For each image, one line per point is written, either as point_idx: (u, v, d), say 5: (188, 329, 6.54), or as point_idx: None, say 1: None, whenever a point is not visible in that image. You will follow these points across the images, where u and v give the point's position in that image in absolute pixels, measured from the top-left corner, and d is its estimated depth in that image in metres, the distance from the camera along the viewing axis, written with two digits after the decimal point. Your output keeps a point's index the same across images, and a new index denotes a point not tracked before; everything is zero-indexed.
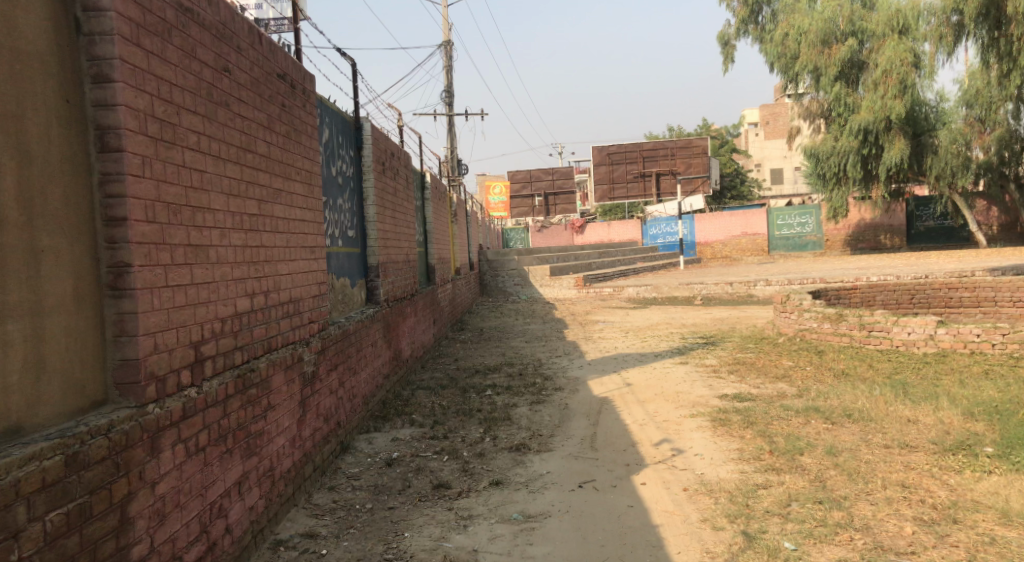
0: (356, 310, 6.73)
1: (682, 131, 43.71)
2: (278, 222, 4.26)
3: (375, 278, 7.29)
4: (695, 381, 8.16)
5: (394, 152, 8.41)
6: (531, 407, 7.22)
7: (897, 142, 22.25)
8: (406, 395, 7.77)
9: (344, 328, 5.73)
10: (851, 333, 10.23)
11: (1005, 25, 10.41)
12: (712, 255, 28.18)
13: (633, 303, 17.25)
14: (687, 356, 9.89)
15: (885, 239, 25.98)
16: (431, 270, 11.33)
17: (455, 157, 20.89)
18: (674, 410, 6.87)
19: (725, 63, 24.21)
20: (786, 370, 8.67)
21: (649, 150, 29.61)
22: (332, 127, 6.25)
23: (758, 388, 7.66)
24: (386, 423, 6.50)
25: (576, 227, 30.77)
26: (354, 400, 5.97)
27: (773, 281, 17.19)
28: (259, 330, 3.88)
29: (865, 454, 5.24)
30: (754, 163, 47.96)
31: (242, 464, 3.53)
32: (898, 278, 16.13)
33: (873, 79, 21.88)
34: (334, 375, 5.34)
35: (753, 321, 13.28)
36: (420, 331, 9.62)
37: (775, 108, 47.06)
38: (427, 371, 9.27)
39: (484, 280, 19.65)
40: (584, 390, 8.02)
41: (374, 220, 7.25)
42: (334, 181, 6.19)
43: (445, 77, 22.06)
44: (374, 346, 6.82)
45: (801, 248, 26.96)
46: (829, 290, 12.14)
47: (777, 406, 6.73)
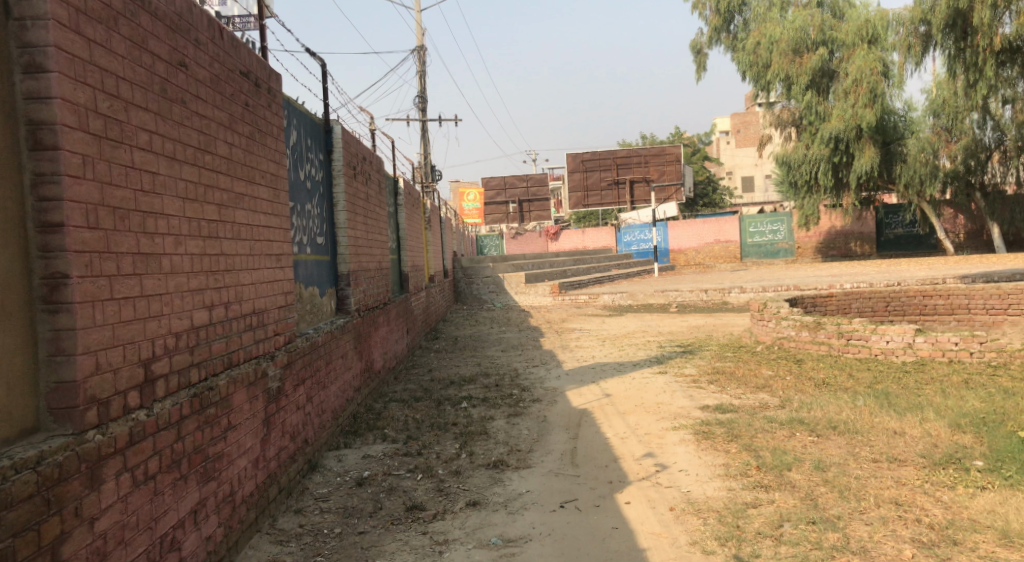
0: (326, 321, 6.45)
1: (654, 139, 43.82)
2: (241, 229, 4.00)
3: (346, 287, 7.02)
4: (675, 392, 7.98)
5: (366, 157, 8.16)
6: (509, 420, 6.98)
7: (868, 150, 22.16)
8: (378, 407, 7.50)
9: (312, 340, 5.47)
10: (829, 341, 10.11)
11: (971, 35, 10.30)
12: (685, 263, 28.16)
13: (608, 311, 17.08)
14: (666, 366, 9.71)
15: (856, 246, 26.11)
16: (404, 278, 11.07)
17: (428, 164, 20.64)
18: (655, 422, 6.67)
19: (697, 71, 24.27)
20: (766, 379, 8.52)
21: (623, 157, 29.60)
22: (300, 129, 6.00)
23: (740, 399, 7.48)
24: (358, 439, 6.24)
25: (550, 234, 30.63)
26: (323, 415, 5.70)
27: (747, 288, 17.12)
28: (218, 344, 3.61)
29: (853, 469, 5.07)
30: (725, 171, 48.20)
31: (199, 491, 3.26)
32: (871, 285, 16.13)
33: (844, 88, 22.00)
34: (300, 390, 5.07)
35: (729, 329, 13.16)
36: (393, 340, 9.37)
37: (746, 117, 47.38)
38: (400, 382, 9.01)
39: (458, 287, 19.40)
40: (563, 402, 7.80)
41: (345, 227, 6.99)
42: (302, 186, 5.93)
43: (418, 82, 21.85)
44: (344, 358, 6.55)
45: (773, 255, 27.02)
46: (805, 298, 12.04)
47: (760, 418, 6.55)
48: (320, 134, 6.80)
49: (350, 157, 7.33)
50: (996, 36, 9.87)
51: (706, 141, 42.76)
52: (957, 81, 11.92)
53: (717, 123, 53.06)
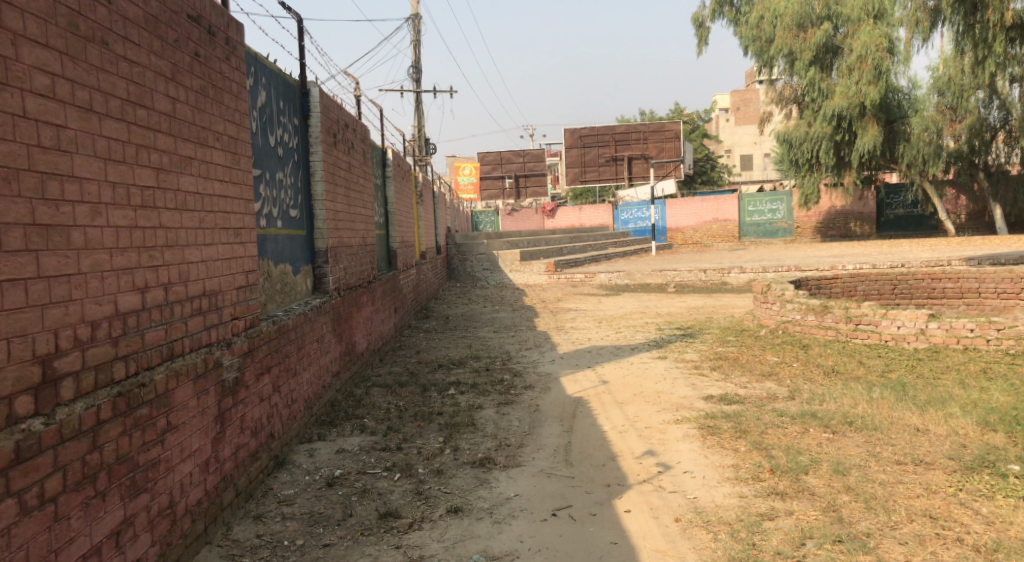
0: (299, 301, 5.93)
1: (653, 115, 43.10)
2: (189, 198, 3.47)
3: (324, 265, 6.48)
4: (676, 380, 7.48)
5: (349, 124, 7.60)
6: (499, 409, 6.47)
7: (870, 128, 21.60)
8: (359, 394, 7.00)
9: (280, 324, 4.96)
10: (837, 326, 9.58)
11: (981, 10, 9.70)
12: (683, 241, 27.62)
13: (604, 291, 16.58)
14: (666, 350, 9.21)
15: (855, 226, 25.61)
16: (392, 255, 10.53)
17: (422, 136, 20.00)
18: (656, 414, 6.17)
19: (698, 45, 23.58)
20: (772, 366, 8.02)
21: (622, 133, 28.99)
22: (269, 89, 5.45)
23: (746, 388, 6.98)
24: (334, 430, 5.74)
25: (546, 211, 30.06)
26: (293, 406, 5.21)
27: (747, 268, 16.60)
28: (154, 333, 3.10)
29: (876, 472, 4.54)
30: (723, 149, 47.51)
31: (124, 507, 2.81)
32: (874, 267, 15.61)
33: (848, 64, 21.34)
34: (265, 380, 4.58)
35: (730, 311, 12.66)
36: (379, 321, 8.85)
37: (746, 94, 46.77)
38: (385, 364, 8.50)
39: (452, 264, 18.85)
40: (556, 389, 7.30)
41: (323, 199, 6.44)
42: (270, 152, 5.40)
43: (412, 52, 21.16)
44: (319, 342, 6.04)
45: (772, 235, 26.53)
46: (810, 279, 11.52)
47: (768, 411, 6.04)
48: (296, 97, 6.26)
49: (330, 124, 6.78)
50: (1007, 11, 9.32)
51: (706, 118, 42.01)
52: (962, 57, 11.38)
53: (716, 100, 52.27)
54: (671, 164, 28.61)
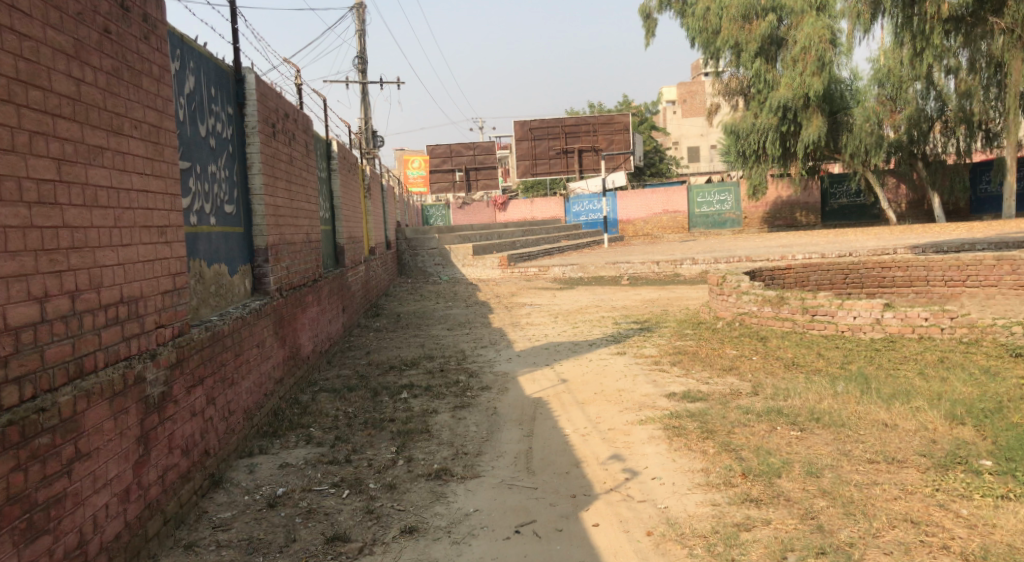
0: (237, 303, 5.53)
1: (602, 108, 43.10)
2: (100, 193, 3.14)
3: (264, 263, 6.07)
4: (636, 377, 7.24)
5: (289, 113, 7.18)
6: (455, 413, 6.15)
7: (815, 119, 21.76)
8: (306, 400, 6.62)
9: (213, 330, 4.56)
10: (793, 317, 9.45)
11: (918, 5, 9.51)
12: (634, 233, 27.57)
13: (557, 284, 16.35)
14: (624, 346, 8.98)
15: (801, 216, 25.85)
16: (339, 252, 10.10)
17: (370, 129, 19.51)
18: (619, 415, 5.92)
19: (646, 36, 23.53)
20: (732, 361, 7.84)
21: (571, 125, 28.81)
22: (199, 74, 5.03)
23: (709, 385, 6.77)
24: (277, 442, 5.37)
25: (497, 204, 29.74)
26: (231, 419, 4.83)
27: (699, 259, 16.51)
28: (57, 349, 2.81)
29: (849, 472, 4.30)
30: (671, 142, 47.75)
31: (19, 552, 2.53)
32: (824, 257, 15.65)
33: (792, 56, 21.43)
34: (197, 393, 4.20)
35: (685, 303, 12.51)
36: (326, 321, 8.44)
37: (692, 86, 47.15)
38: (333, 367, 8.11)
39: (402, 260, 18.40)
40: (514, 390, 6.99)
41: (261, 193, 6.03)
42: (201, 143, 5.01)
43: (357, 43, 20.64)
44: (260, 347, 5.64)
45: (721, 226, 26.64)
46: (764, 271, 11.41)
47: (733, 408, 5.82)
48: (230, 84, 5.84)
49: (268, 114, 6.36)
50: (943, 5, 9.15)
51: (653, 110, 42.12)
52: (895, 43, 11.08)
53: (663, 93, 52.52)
54: (620, 156, 28.53)
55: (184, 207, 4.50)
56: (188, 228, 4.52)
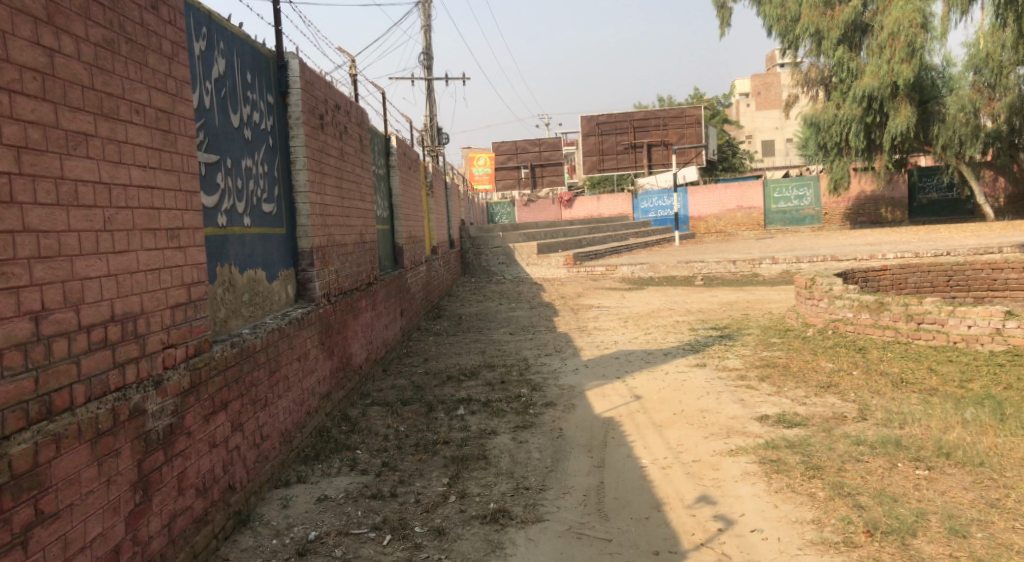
0: (276, 312, 4.96)
1: (672, 101, 41.83)
2: (80, 187, 2.61)
3: (308, 267, 5.49)
4: (721, 394, 6.46)
5: (340, 105, 6.62)
6: (515, 436, 5.48)
7: (903, 109, 20.31)
8: (355, 416, 6.04)
9: (240, 347, 3.97)
10: (895, 326, 8.49)
11: None
12: (706, 231, 26.49)
13: (626, 285, 15.55)
14: (704, 356, 8.18)
15: (886, 212, 24.30)
16: (398, 252, 9.56)
17: (434, 125, 19.01)
18: (703, 443, 5.17)
19: (720, 26, 22.44)
20: (830, 376, 6.98)
21: (641, 119, 27.88)
22: (230, 57, 4.49)
23: (806, 406, 5.95)
24: (318, 468, 4.78)
25: (563, 201, 28.96)
26: (263, 445, 4.25)
27: (780, 258, 15.44)
28: (13, 386, 2.31)
29: (1005, 532, 3.48)
30: (745, 135, 46.13)
31: None
32: (919, 257, 14.45)
33: (879, 42, 20.11)
34: (219, 421, 3.61)
35: (768, 308, 11.60)
36: (381, 327, 7.87)
37: (767, 77, 45.50)
38: (388, 377, 7.54)
39: (466, 259, 17.81)
40: (581, 407, 6.28)
41: (305, 190, 5.46)
42: (232, 134, 4.44)
43: (423, 38, 20.18)
44: (302, 361, 5.06)
45: (799, 222, 25.35)
46: (857, 271, 10.38)
47: (840, 437, 5.00)
48: (270, 71, 5.29)
49: (315, 104, 5.80)
50: None
51: (725, 102, 40.65)
52: (1005, 25, 10.04)
53: (737, 85, 50.91)
54: (692, 150, 27.43)
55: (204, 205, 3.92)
56: (210, 230, 3.95)
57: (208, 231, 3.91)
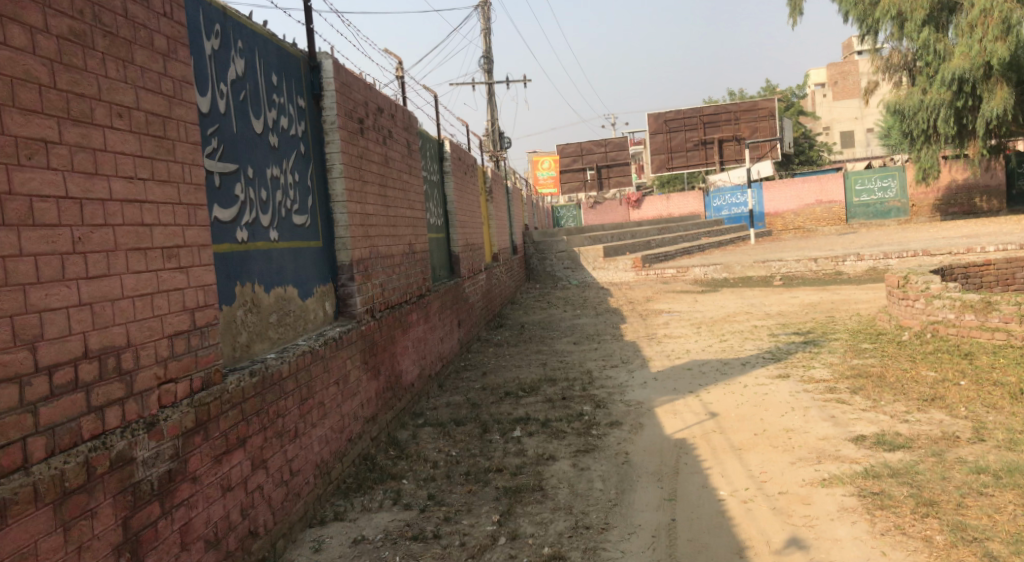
0: (311, 332, 4.56)
1: (743, 95, 40.53)
2: (35, 205, 2.30)
3: (348, 282, 5.10)
4: (809, 411, 5.82)
5: (384, 108, 6.23)
6: (576, 461, 4.97)
7: (999, 90, 18.86)
8: (405, 439, 5.62)
9: (262, 375, 3.56)
10: (1006, 328, 7.64)
11: None
12: (783, 227, 25.46)
13: (698, 287, 14.81)
14: (786, 365, 7.51)
15: (981, 202, 22.61)
16: (455, 260, 9.14)
17: (497, 129, 18.60)
18: (791, 469, 4.58)
19: (793, 14, 21.42)
20: (935, 388, 6.25)
21: (711, 115, 26.96)
22: (251, 57, 4.08)
23: (909, 425, 5.27)
24: (359, 501, 4.36)
25: (632, 202, 28.17)
26: (293, 479, 3.83)
27: (865, 254, 14.47)
28: None
29: None
30: (821, 127, 44.44)
31: None
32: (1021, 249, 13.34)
33: (969, 21, 18.76)
34: (235, 460, 3.19)
35: (856, 309, 10.79)
36: (436, 340, 7.45)
37: (844, 66, 43.61)
38: (444, 394, 7.10)
39: (531, 264, 17.35)
40: (650, 427, 5.71)
41: (343, 199, 5.05)
42: (256, 140, 4.03)
43: (483, 42, 19.81)
44: (340, 384, 4.65)
45: (883, 215, 24.01)
46: (957, 268, 9.52)
47: (953, 463, 4.35)
48: (301, 73, 4.89)
49: (353, 107, 5.41)
50: None
51: (800, 94, 39.11)
52: None
53: (811, 75, 49.23)
54: (766, 144, 26.34)
55: (213, 221, 3.50)
56: (221, 248, 3.54)
57: (217, 250, 3.51)
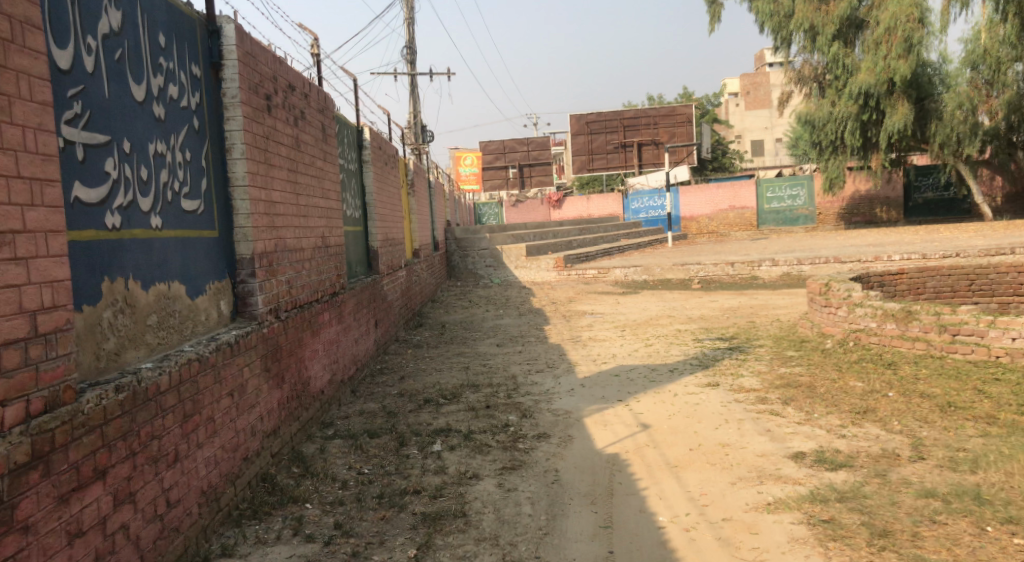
0: (202, 335, 3.96)
1: (661, 100, 40.87)
2: None
3: (249, 278, 4.50)
4: (744, 423, 5.52)
5: (296, 85, 5.63)
6: (501, 481, 4.51)
7: (900, 106, 19.40)
8: (311, 454, 5.05)
9: (133, 390, 2.98)
10: (928, 338, 7.58)
11: None
12: (698, 231, 25.64)
13: (618, 290, 14.59)
14: (715, 373, 7.25)
15: (881, 212, 23.39)
16: (372, 256, 8.57)
17: (418, 122, 18.00)
18: (732, 489, 4.25)
19: (712, 22, 21.57)
20: (866, 399, 6.05)
21: (631, 118, 26.98)
22: (132, 9, 3.47)
23: (847, 440, 5.02)
24: (252, 533, 3.80)
25: (552, 201, 27.99)
26: (171, 511, 3.27)
27: (780, 260, 14.52)
28: None
29: None
30: (734, 135, 45.40)
31: None
32: (927, 259, 13.62)
33: (874, 38, 19.24)
34: (89, 497, 2.66)
35: (776, 315, 10.70)
36: (351, 342, 6.88)
37: (756, 77, 44.60)
38: (357, 401, 6.55)
39: (451, 261, 16.85)
40: (580, 439, 5.30)
41: (245, 182, 4.46)
42: (134, 107, 3.40)
43: (405, 31, 19.18)
44: (236, 396, 4.07)
45: (793, 222, 24.50)
46: (874, 275, 9.52)
47: (901, 485, 4.08)
48: (197, 37, 4.27)
49: (260, 80, 4.81)
50: None
51: (715, 101, 39.72)
52: None
53: (726, 84, 50.32)
54: (683, 149, 26.47)
55: (71, 201, 2.91)
56: (79, 234, 2.94)
57: (74, 237, 2.92)
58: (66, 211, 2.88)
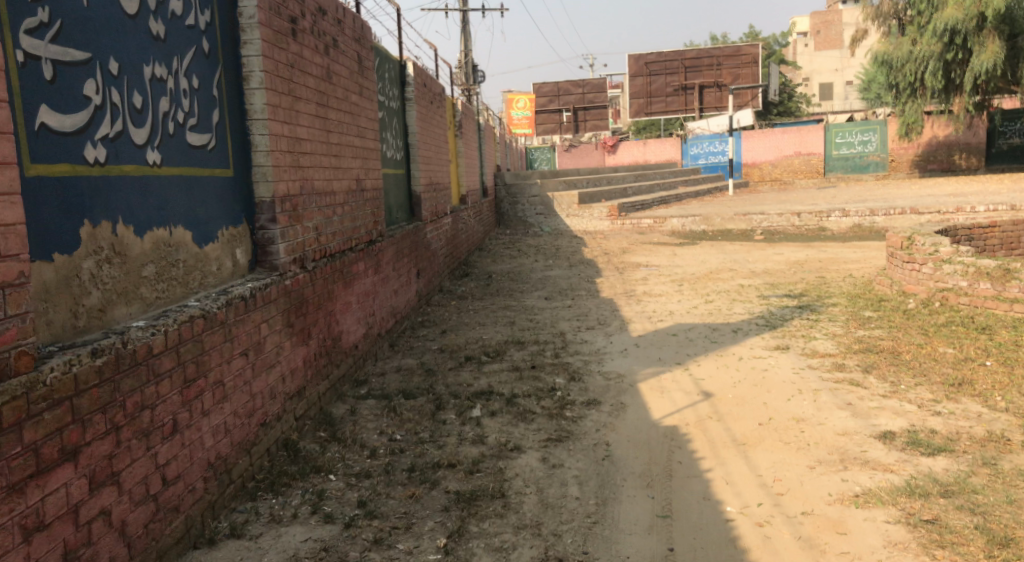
0: (211, 288, 3.52)
1: (724, 39, 39.14)
2: None
3: (268, 224, 4.04)
4: (820, 394, 4.94)
5: (327, 10, 5.08)
6: (546, 455, 4.03)
7: (990, 44, 17.87)
8: (340, 416, 4.63)
9: (116, 352, 2.56)
10: None
11: None
12: (760, 178, 24.53)
13: (675, 240, 13.89)
14: (784, 334, 6.63)
15: (959, 158, 21.88)
16: (416, 202, 8.08)
17: (470, 61, 17.31)
18: (813, 475, 3.69)
19: None
20: (959, 369, 5.39)
21: (693, 59, 25.75)
22: None
23: (944, 418, 4.40)
24: (266, 509, 3.39)
25: (607, 146, 27.07)
26: (167, 490, 2.85)
27: (851, 210, 13.61)
28: None
29: None
30: (801, 77, 43.40)
31: None
32: (1013, 210, 12.61)
33: None
34: (54, 483, 2.28)
35: (848, 269, 9.94)
36: (389, 293, 6.42)
37: (827, 15, 42.52)
38: (394, 356, 6.12)
39: (501, 208, 16.30)
40: (634, 408, 4.78)
41: (262, 116, 3.96)
42: (125, 21, 2.92)
43: None
44: (252, 355, 3.64)
45: (862, 170, 23.23)
46: (961, 228, 8.70)
47: (1017, 479, 3.48)
48: None
49: (282, 0, 4.28)
50: None
51: (782, 42, 37.87)
52: None
53: (795, 24, 48.02)
54: (747, 91, 25.20)
55: (35, 127, 2.47)
56: (47, 169, 2.51)
57: (40, 170, 2.49)
58: (29, 139, 2.45)
